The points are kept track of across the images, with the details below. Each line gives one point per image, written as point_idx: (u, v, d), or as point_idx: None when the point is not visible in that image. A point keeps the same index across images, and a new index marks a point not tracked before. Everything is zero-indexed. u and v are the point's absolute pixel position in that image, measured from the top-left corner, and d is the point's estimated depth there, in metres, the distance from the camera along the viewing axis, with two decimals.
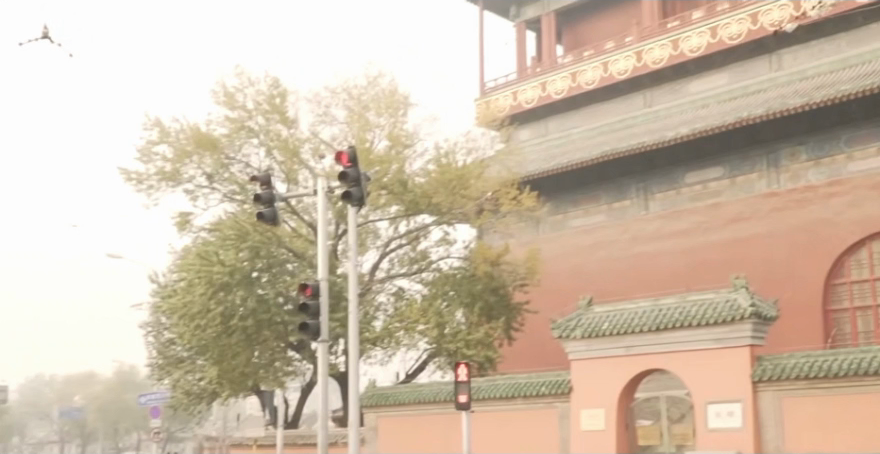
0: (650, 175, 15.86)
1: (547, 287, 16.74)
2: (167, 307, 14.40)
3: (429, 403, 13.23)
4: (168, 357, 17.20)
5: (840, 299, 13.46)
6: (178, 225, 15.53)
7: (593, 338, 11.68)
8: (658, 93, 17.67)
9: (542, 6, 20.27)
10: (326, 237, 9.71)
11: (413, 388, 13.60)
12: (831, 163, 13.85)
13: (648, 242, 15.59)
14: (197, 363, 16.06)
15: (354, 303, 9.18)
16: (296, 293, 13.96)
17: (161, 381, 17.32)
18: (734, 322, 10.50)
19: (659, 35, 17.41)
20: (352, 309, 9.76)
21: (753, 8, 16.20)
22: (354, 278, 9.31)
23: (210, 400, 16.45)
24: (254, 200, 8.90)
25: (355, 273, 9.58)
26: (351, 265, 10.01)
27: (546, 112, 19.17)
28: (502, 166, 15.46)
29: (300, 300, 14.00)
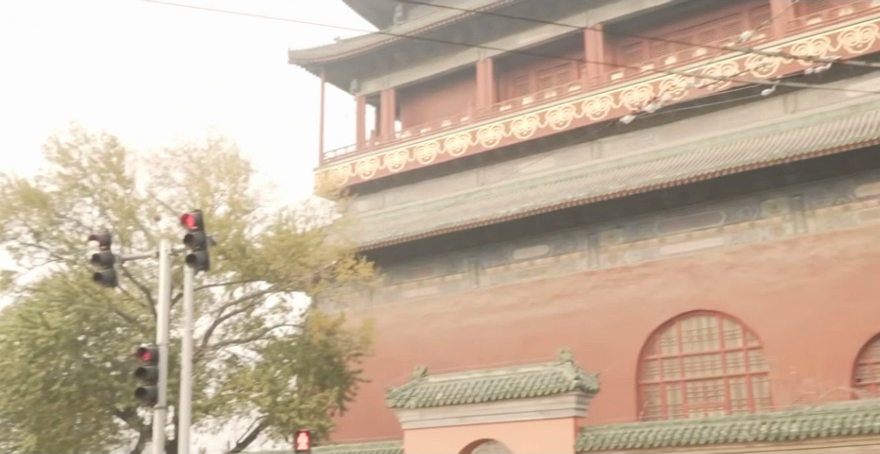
0: (480, 250, 16.51)
1: (380, 357, 17.01)
2: None
3: None
4: None
5: (652, 374, 14.39)
6: None
7: (427, 408, 12.01)
8: (490, 171, 18.50)
9: (383, 81, 20.83)
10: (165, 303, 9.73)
11: None
12: (646, 245, 14.93)
13: (477, 315, 16.16)
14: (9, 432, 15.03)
15: (192, 370, 9.32)
16: (124, 357, 13.46)
17: None
18: (559, 394, 11.06)
19: (493, 117, 18.34)
20: (186, 375, 9.74)
21: (577, 97, 17.40)
22: (192, 344, 9.41)
23: None
24: (92, 260, 8.79)
25: (189, 338, 9.67)
26: (187, 331, 9.98)
27: (383, 184, 19.65)
28: (340, 235, 15.58)
29: (128, 365, 13.49)
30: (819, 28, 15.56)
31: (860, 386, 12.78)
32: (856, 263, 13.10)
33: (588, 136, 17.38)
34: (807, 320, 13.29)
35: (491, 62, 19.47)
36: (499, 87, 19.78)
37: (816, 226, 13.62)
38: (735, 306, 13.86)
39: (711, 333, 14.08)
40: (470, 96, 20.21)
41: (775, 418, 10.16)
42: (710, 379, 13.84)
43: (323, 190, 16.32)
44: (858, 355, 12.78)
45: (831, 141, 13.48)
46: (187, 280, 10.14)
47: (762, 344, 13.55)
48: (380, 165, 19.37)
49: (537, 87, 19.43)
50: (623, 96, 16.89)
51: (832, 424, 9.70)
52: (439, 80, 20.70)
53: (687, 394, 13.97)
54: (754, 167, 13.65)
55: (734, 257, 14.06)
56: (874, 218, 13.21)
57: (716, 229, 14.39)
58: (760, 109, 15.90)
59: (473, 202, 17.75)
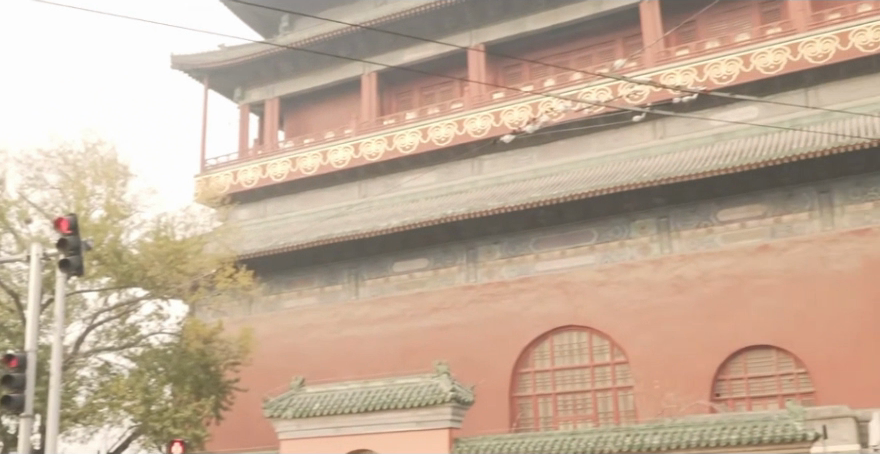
0: (361, 262, 16.71)
1: (258, 367, 16.97)
2: None
3: None
4: None
5: (525, 386, 14.85)
6: None
7: (304, 418, 12.10)
8: (372, 184, 18.72)
9: (267, 91, 20.80)
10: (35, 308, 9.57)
11: None
12: (522, 261, 15.44)
13: (355, 326, 16.33)
14: None
15: (63, 377, 9.18)
16: None
17: None
18: (435, 405, 11.33)
19: (376, 130, 18.57)
20: (55, 383, 9.59)
21: (459, 114, 17.82)
22: (63, 351, 9.27)
23: None
24: None
25: (60, 345, 9.55)
26: (58, 337, 9.84)
27: (265, 194, 19.63)
28: (219, 243, 15.48)
29: None
30: (687, 59, 16.40)
31: (718, 400, 13.53)
32: (716, 283, 13.89)
33: (469, 153, 17.80)
34: (671, 337, 13.98)
35: (376, 76, 19.70)
36: (383, 100, 20.03)
37: (681, 247, 14.37)
38: (605, 322, 14.47)
39: (582, 348, 14.64)
40: (355, 109, 20.39)
41: (638, 431, 10.72)
42: (580, 392, 14.39)
43: (203, 198, 16.19)
44: (717, 371, 13.53)
45: (695, 167, 14.25)
46: (58, 287, 9.98)
47: (629, 359, 14.17)
48: (262, 174, 19.36)
49: (420, 103, 19.77)
50: (503, 115, 17.42)
51: (691, 436, 10.32)
52: (323, 91, 20.82)
53: (558, 407, 14.46)
54: (624, 188, 14.29)
55: (604, 274, 14.69)
56: (734, 241, 14.04)
57: (588, 247, 15.00)
58: (632, 133, 16.64)
59: (355, 214, 17.92)
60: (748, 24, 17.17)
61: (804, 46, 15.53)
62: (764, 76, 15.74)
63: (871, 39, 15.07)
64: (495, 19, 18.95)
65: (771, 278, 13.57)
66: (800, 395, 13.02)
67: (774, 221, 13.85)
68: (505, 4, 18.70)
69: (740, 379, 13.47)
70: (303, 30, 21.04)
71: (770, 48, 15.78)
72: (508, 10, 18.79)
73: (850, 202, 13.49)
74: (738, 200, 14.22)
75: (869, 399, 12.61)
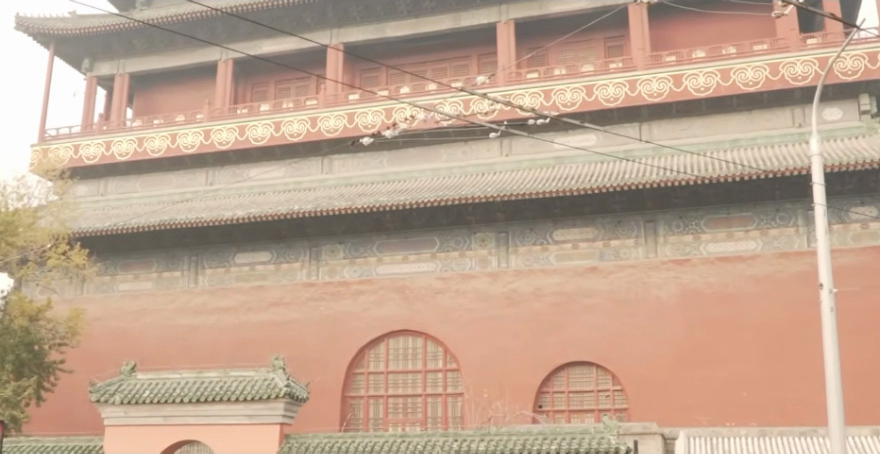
0: (201, 250, 16.58)
1: (86, 349, 16.54)
2: None
3: None
4: None
5: (358, 387, 15.16)
6: None
7: (132, 405, 11.82)
8: (219, 173, 18.57)
9: (117, 66, 20.23)
10: None
11: None
12: (364, 263, 15.72)
13: (192, 315, 16.17)
14: None
15: None
16: None
17: None
18: (269, 399, 11.39)
19: (228, 118, 18.39)
20: None
21: (312, 111, 17.89)
22: None
23: None
24: None
25: None
26: None
27: (107, 171, 19.13)
28: (54, 217, 14.87)
29: None
30: (536, 82, 17.13)
31: (541, 411, 14.23)
32: (546, 299, 14.62)
33: (320, 151, 17.93)
34: (501, 348, 14.58)
35: (232, 63, 19.50)
36: (237, 89, 19.87)
37: (517, 263, 15.02)
38: (439, 329, 14.97)
39: (416, 353, 15.10)
40: (208, 95, 20.12)
41: (466, 436, 11.16)
42: (410, 396, 14.87)
43: (41, 169, 15.55)
44: (540, 385, 14.27)
45: (537, 187, 14.89)
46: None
47: (460, 367, 14.71)
48: (106, 150, 18.82)
49: (275, 96, 19.72)
50: (357, 117, 17.61)
51: (515, 443, 10.85)
52: (176, 73, 20.45)
53: (388, 409, 14.88)
54: (468, 201, 14.78)
55: (443, 282, 15.19)
56: (565, 260, 14.81)
57: (429, 255, 15.46)
58: (479, 147, 17.18)
59: (200, 201, 17.72)
60: (594, 56, 18.15)
61: (642, 83, 16.53)
62: (604, 106, 16.64)
63: (702, 84, 16.23)
64: (356, 22, 19.15)
65: (597, 298, 14.40)
66: (615, 411, 13.88)
67: (603, 245, 14.70)
68: (367, 8, 18.94)
69: (561, 392, 14.24)
70: (160, 8, 20.58)
71: (612, 81, 16.71)
72: (369, 13, 19.02)
73: (672, 233, 14.48)
74: (572, 222, 14.99)
75: (678, 419, 13.53)
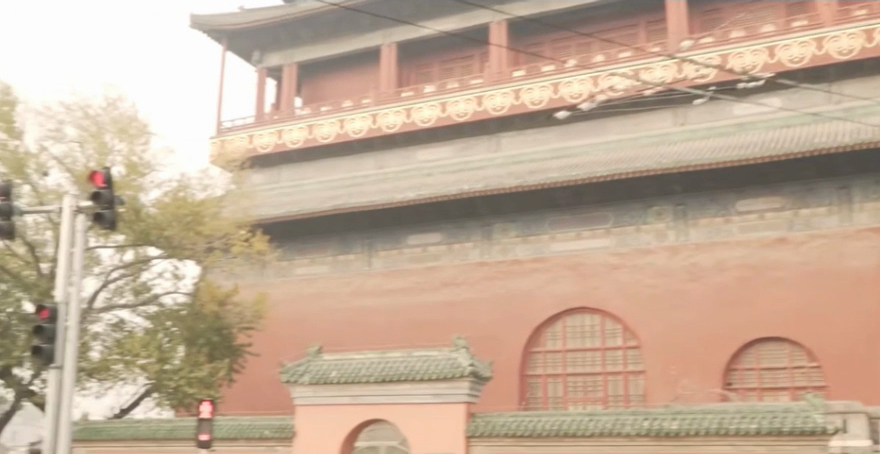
0: (374, 233, 16.74)
1: (272, 332, 17.07)
2: None
3: (171, 440, 13.49)
4: None
5: (535, 365, 15.01)
6: None
7: (320, 385, 12.16)
8: (388, 155, 18.73)
9: (286, 56, 20.73)
10: (67, 248, 9.20)
11: (130, 423, 13.98)
12: (537, 241, 15.47)
13: (368, 297, 16.44)
14: None
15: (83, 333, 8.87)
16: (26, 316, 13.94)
17: None
18: (452, 379, 11.44)
19: (394, 101, 18.51)
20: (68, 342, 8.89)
21: (478, 90, 17.76)
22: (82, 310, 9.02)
23: None
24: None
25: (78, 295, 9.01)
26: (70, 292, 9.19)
27: (279, 159, 19.63)
28: (236, 207, 15.37)
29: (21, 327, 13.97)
30: (711, 47, 16.44)
31: (730, 389, 13.67)
32: (731, 273, 14.00)
33: (487, 130, 17.87)
34: (685, 323, 14.11)
35: (395, 47, 19.74)
36: (401, 72, 20.01)
37: (697, 236, 14.43)
38: (618, 306, 14.60)
39: (593, 330, 14.81)
40: (374, 80, 20.39)
41: (656, 415, 10.70)
42: (591, 374, 14.56)
43: (221, 161, 16.11)
44: (728, 362, 13.70)
45: (718, 155, 14.29)
46: (78, 236, 9.32)
47: (642, 343, 14.31)
48: (278, 139, 19.29)
49: (439, 77, 19.77)
50: (523, 93, 17.37)
51: (711, 423, 10.36)
52: (342, 61, 20.80)
53: (568, 388, 14.63)
54: (645, 174, 14.26)
55: (619, 258, 14.79)
56: (751, 231, 14.11)
57: (604, 231, 15.04)
58: (652, 118, 16.68)
59: (370, 185, 17.99)
60: (773, 16, 17.26)
61: (830, 40, 15.58)
62: (788, 68, 15.79)
63: None
64: None
65: (787, 270, 13.67)
66: (813, 389, 13.16)
67: (793, 214, 13.90)
68: None
69: (751, 369, 13.63)
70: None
71: (796, 40, 15.84)
72: None
73: (870, 200, 13.54)
74: (759, 192, 14.24)
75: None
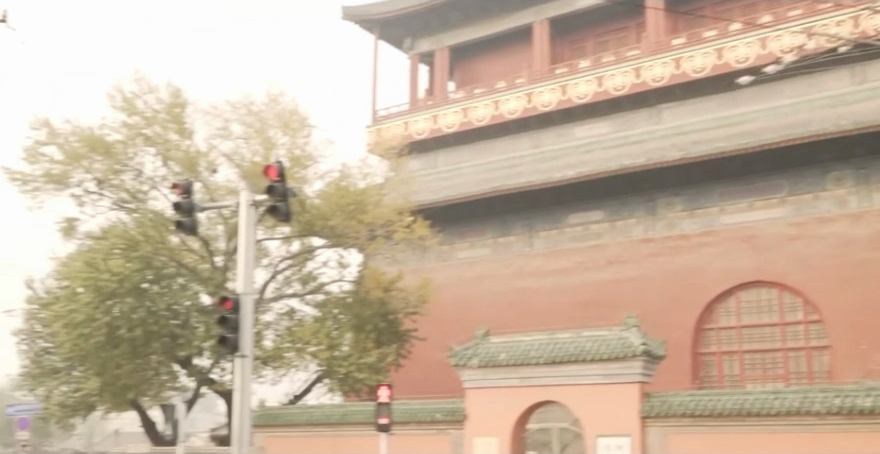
0: (533, 214, 16.55)
1: (436, 315, 17.20)
2: (50, 311, 14.51)
3: (346, 424, 13.79)
4: (41, 367, 17.68)
5: (708, 343, 14.49)
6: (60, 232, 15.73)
7: (489, 368, 12.08)
8: (545, 134, 18.47)
9: (437, 41, 20.79)
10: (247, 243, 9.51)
11: (304, 409, 14.39)
12: (705, 214, 14.87)
13: (531, 278, 16.28)
14: (72, 373, 16.86)
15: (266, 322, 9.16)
16: (202, 309, 14.83)
17: (31, 392, 17.75)
18: (624, 359, 11.09)
19: (549, 79, 18.26)
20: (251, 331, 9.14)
21: (637, 61, 17.27)
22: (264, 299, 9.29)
23: (85, 412, 17.02)
24: (174, 208, 9.50)
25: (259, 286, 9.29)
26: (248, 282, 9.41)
27: (435, 145, 19.68)
28: (396, 193, 15.49)
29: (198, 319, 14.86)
30: None
31: None
32: None
33: (648, 102, 17.35)
34: (874, 294, 13.24)
35: (547, 24, 19.43)
36: (555, 50, 19.68)
37: None
38: (796, 278, 13.84)
39: (771, 304, 14.11)
40: (526, 59, 20.09)
41: (848, 392, 10.08)
42: (770, 351, 13.90)
43: (379, 149, 16.27)
44: None
45: None
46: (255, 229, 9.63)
47: (825, 317, 13.54)
48: (433, 124, 19.36)
49: (595, 51, 19.35)
50: (685, 61, 16.76)
51: None
52: (493, 41, 20.63)
53: (745, 365, 14.05)
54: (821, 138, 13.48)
55: (796, 228, 14.01)
56: None
57: (778, 201, 14.27)
58: (828, 78, 15.75)
59: (529, 167, 17.81)
60: None
61: None
62: None
63: None
64: None
65: None
66: None
67: None
68: None
69: None
70: None
71: None
72: None
73: None
74: None
75: None
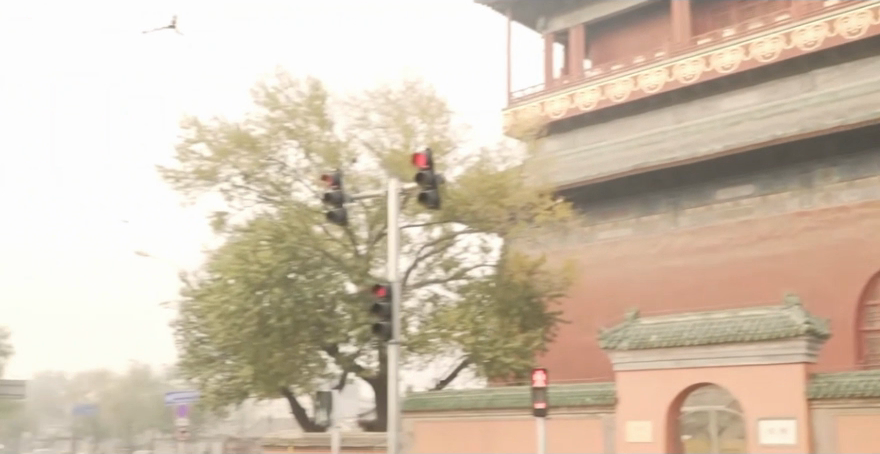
0: (680, 191, 17.39)
1: (581, 299, 18.22)
2: (206, 302, 16.29)
3: (497, 410, 13.76)
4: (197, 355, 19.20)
5: (872, 320, 14.85)
6: (215, 225, 17.57)
7: (641, 350, 12.08)
8: (688, 109, 19.60)
9: (573, 18, 21.89)
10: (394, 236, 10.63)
11: (452, 394, 14.41)
12: (866, 184, 15.17)
13: (680, 256, 17.09)
14: (226, 363, 18.61)
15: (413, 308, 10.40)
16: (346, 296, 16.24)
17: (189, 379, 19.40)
18: (788, 339, 10.86)
19: (691, 51, 19.19)
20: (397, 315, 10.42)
21: (787, 27, 17.91)
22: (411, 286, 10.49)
23: (237, 398, 18.70)
24: (324, 199, 10.40)
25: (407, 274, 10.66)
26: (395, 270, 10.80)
27: (572, 125, 21.24)
28: (537, 175, 15.32)
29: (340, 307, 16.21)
30: None
31: None
32: None
33: (799, 69, 18.16)
34: None
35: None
36: (696, 21, 20.22)
37: None
38: None
39: None
40: (665, 32, 20.69)
41: None
42: None
43: (516, 130, 16.21)
44: None
45: None
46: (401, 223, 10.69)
47: None
48: (571, 104, 20.90)
49: (739, 18, 19.69)
50: (838, 24, 17.34)
51: None
52: (630, 15, 21.36)
53: None
54: None
55: None
56: None
57: None
58: None
59: (675, 141, 18.87)
60: None
61: None
62: None
63: None
64: None
65: None
66: None
67: None
68: None
69: None
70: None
71: None
72: None
73: None
74: None
75: None
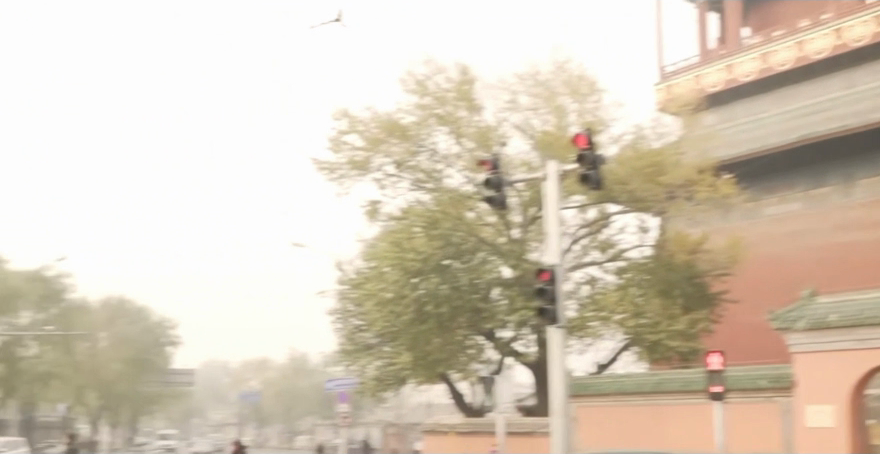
0: (854, 164, 19.89)
1: (750, 276, 21.60)
2: (365, 289, 17.83)
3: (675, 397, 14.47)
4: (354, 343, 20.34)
5: None
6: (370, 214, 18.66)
7: (818, 330, 12.70)
8: (860, 73, 21.09)
9: None
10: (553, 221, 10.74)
11: (653, 378, 15.16)
12: None
13: (856, 230, 19.80)
14: (384, 350, 19.34)
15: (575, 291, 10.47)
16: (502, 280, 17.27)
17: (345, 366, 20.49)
18: None
19: (860, 14, 20.68)
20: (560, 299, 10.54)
21: None
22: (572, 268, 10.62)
23: (395, 385, 19.36)
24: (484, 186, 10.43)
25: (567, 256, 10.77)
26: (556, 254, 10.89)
27: (733, 96, 23.39)
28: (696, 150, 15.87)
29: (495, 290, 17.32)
30: None
31: None
32: None
33: None
34: None
35: None
36: None
37: None
38: None
39: None
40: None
41: None
42: None
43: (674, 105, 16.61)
44: None
45: None
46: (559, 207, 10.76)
47: None
48: (730, 73, 23.12)
49: None
50: None
51: None
52: None
53: None
54: None
55: None
56: None
57: None
58: None
59: (847, 105, 20.40)
60: None
61: None
62: None
63: None
64: None
65: None
66: None
67: None
68: None
69: None
70: None
71: None
72: None
73: None
74: None
75: None
